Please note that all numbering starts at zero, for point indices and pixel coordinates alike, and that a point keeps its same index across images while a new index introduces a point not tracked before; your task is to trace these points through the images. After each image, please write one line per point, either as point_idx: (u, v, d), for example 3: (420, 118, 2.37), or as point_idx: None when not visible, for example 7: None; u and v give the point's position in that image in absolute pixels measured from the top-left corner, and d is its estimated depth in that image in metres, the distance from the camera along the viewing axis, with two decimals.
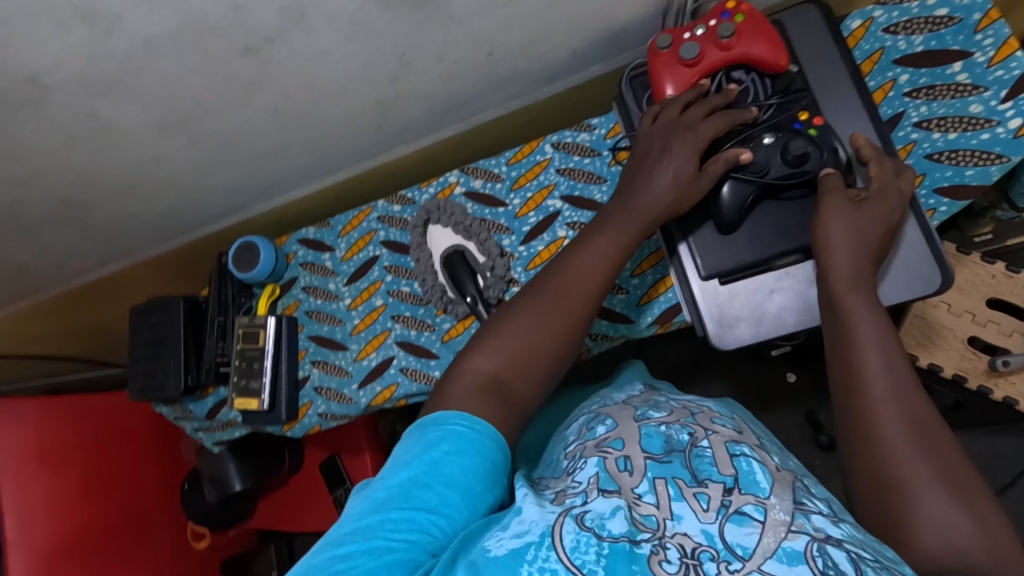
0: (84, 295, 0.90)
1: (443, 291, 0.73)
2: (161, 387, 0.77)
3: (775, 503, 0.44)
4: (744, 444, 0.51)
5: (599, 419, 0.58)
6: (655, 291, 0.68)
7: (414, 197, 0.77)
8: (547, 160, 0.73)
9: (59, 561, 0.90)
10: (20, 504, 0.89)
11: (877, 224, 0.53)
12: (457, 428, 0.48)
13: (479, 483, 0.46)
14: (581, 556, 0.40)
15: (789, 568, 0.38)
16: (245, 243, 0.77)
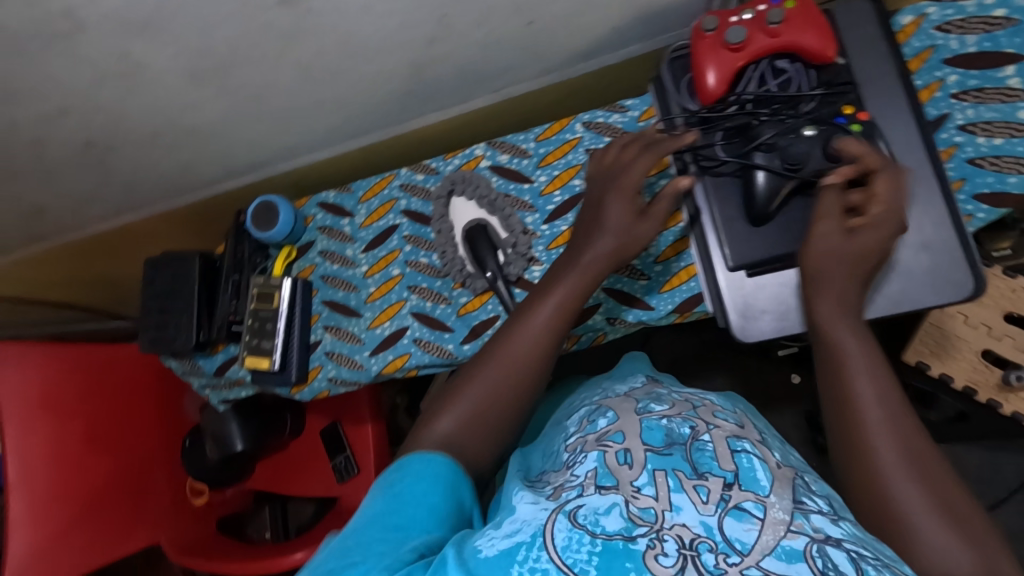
0: (97, 244, 0.90)
1: (462, 264, 0.72)
2: (172, 342, 0.76)
3: (774, 502, 0.43)
4: (744, 439, 0.50)
5: (600, 411, 0.57)
6: (679, 279, 0.67)
7: (439, 167, 0.76)
8: (576, 139, 0.72)
9: (57, 506, 0.91)
10: (22, 446, 0.89)
11: (865, 255, 0.52)
12: (416, 467, 0.52)
13: (444, 505, 0.50)
14: (573, 555, 0.41)
15: (788, 566, 0.38)
16: (263, 202, 0.76)
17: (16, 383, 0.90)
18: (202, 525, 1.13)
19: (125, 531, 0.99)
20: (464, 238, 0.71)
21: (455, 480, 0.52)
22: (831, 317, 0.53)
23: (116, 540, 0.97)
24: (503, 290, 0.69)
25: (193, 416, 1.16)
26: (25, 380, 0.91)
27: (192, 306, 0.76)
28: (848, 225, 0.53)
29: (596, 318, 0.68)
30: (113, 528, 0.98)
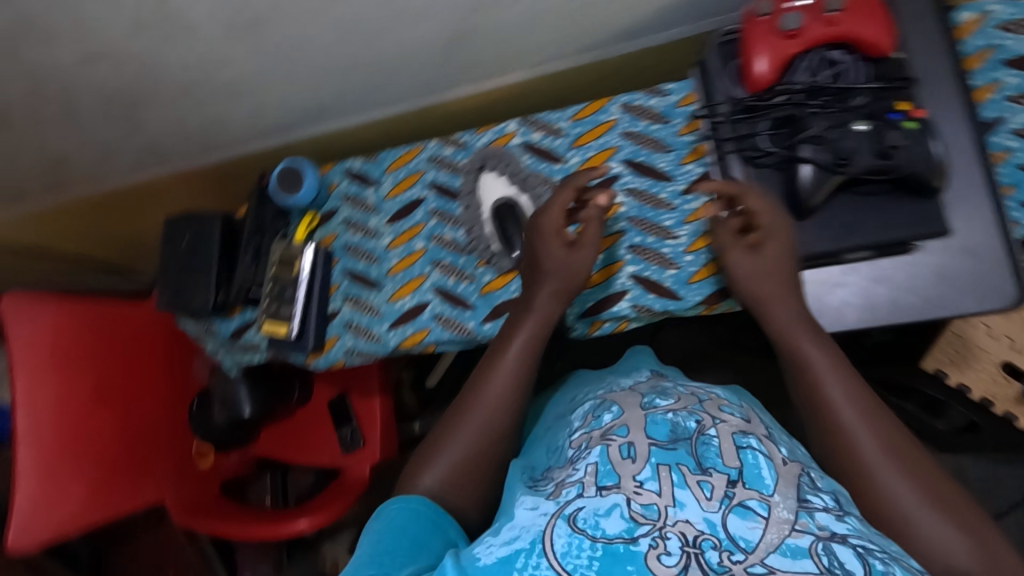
0: (115, 199, 0.88)
1: (489, 242, 0.71)
2: (190, 301, 0.76)
3: (779, 501, 0.43)
4: (751, 434, 0.49)
5: (603, 405, 0.55)
6: (709, 271, 0.65)
7: (469, 140, 0.75)
8: (612, 120, 0.70)
9: (64, 459, 0.91)
10: (34, 398, 0.88)
11: (776, 263, 0.56)
12: (393, 509, 0.53)
13: (429, 535, 0.50)
14: (573, 561, 0.41)
15: (792, 563, 0.39)
16: (288, 166, 0.75)
17: (31, 337, 0.88)
18: (207, 486, 1.15)
19: (130, 487, 1.01)
20: (491, 216, 0.71)
21: (436, 515, 0.53)
22: (793, 332, 0.55)
23: (121, 495, 0.99)
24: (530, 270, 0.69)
25: (203, 378, 1.17)
26: (38, 334, 0.89)
27: (212, 266, 0.75)
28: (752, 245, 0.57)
29: (622, 305, 0.67)
30: (118, 483, 0.99)
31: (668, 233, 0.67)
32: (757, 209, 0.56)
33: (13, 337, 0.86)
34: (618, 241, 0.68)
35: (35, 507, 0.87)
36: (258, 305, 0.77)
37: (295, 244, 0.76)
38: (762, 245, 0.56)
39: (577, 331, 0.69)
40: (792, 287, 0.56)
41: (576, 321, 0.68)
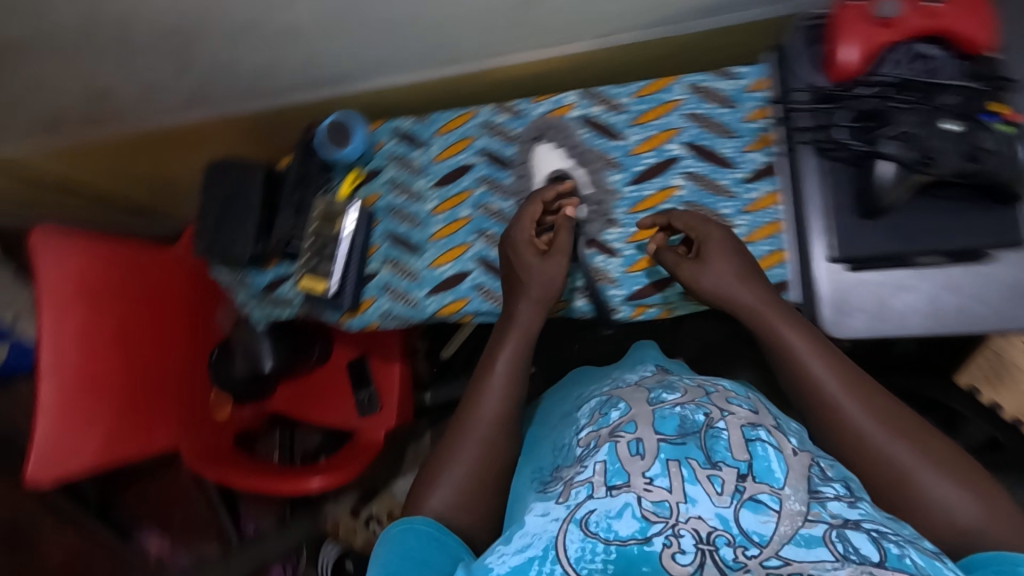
0: (154, 142, 0.87)
1: None
2: (228, 249, 0.74)
3: (790, 494, 0.43)
4: (760, 426, 0.48)
5: (611, 402, 0.54)
6: (765, 263, 0.63)
7: (524, 109, 0.72)
8: (677, 101, 0.67)
9: (82, 398, 0.90)
10: (58, 334, 0.86)
11: (724, 269, 0.59)
12: (396, 531, 0.54)
13: (433, 554, 0.51)
14: (587, 566, 0.42)
15: (807, 552, 0.40)
16: (337, 120, 0.74)
17: (59, 270, 0.87)
18: (221, 437, 1.15)
19: (147, 430, 1.01)
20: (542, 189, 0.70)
21: (438, 533, 0.53)
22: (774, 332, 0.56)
23: (137, 440, 0.99)
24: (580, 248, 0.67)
25: (227, 329, 1.17)
26: (67, 268, 0.88)
27: (254, 215, 0.74)
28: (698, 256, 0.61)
29: (669, 291, 0.66)
30: (136, 425, 0.99)
31: (725, 222, 0.65)
32: (688, 223, 0.62)
33: (41, 269, 0.85)
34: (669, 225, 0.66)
35: (56, 441, 0.87)
36: (296, 259, 0.75)
37: (338, 201, 0.74)
38: (706, 252, 0.60)
39: (620, 314, 0.68)
40: (751, 277, 0.59)
41: (619, 304, 0.67)
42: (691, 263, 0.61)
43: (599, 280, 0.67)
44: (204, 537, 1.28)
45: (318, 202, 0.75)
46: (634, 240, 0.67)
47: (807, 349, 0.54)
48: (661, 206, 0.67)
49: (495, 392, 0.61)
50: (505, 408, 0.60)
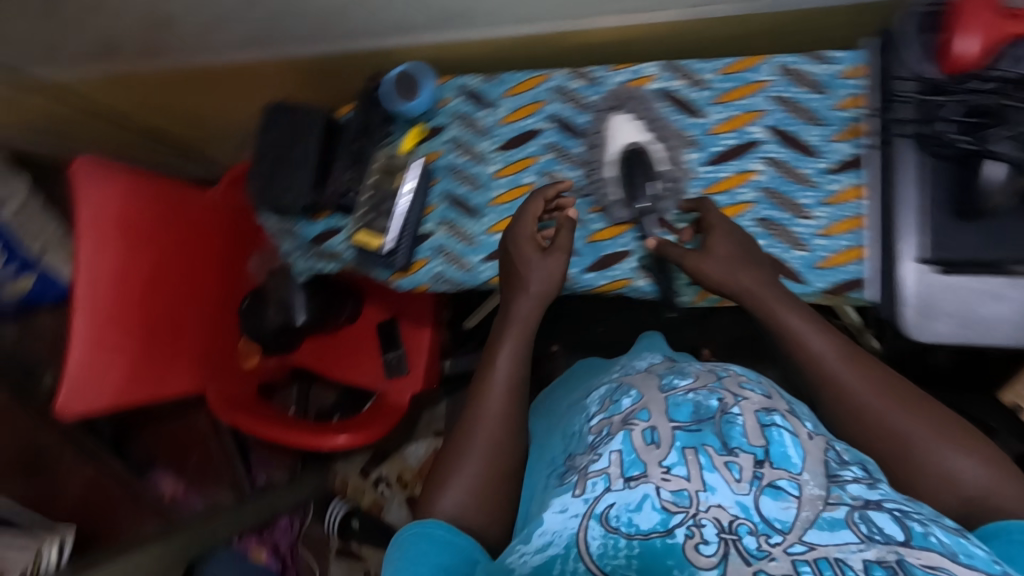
0: (207, 77, 0.85)
1: (608, 189, 0.67)
2: (282, 196, 0.72)
3: (809, 479, 0.43)
4: (775, 409, 0.47)
5: (622, 389, 0.53)
6: (842, 258, 0.61)
7: (601, 77, 0.69)
8: (765, 81, 0.65)
9: (115, 333, 0.88)
10: (96, 265, 0.84)
11: (727, 258, 0.60)
12: (410, 534, 0.53)
13: (448, 561, 0.50)
14: (611, 562, 0.42)
15: (831, 535, 0.40)
16: (405, 71, 0.71)
17: (100, 204, 0.85)
18: (243, 385, 1.15)
19: (172, 371, 1.00)
20: (616, 162, 0.66)
21: (451, 536, 0.52)
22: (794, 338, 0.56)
23: (160, 379, 0.98)
24: (652, 227, 0.66)
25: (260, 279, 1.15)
26: (107, 202, 0.86)
27: (311, 163, 0.71)
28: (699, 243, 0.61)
29: None
30: (161, 365, 0.98)
31: (804, 213, 0.63)
32: (706, 216, 0.62)
33: (83, 202, 0.83)
34: (745, 211, 0.64)
35: (87, 376, 0.85)
36: (351, 213, 0.74)
37: (399, 155, 0.74)
38: (708, 242, 0.61)
39: (682, 298, 0.67)
40: (753, 263, 0.60)
41: (683, 287, 0.67)
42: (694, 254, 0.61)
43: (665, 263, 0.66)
44: (218, 483, 1.29)
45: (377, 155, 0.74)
46: None
47: (803, 329, 0.56)
48: (736, 190, 0.65)
49: (498, 387, 0.61)
50: (510, 398, 0.60)
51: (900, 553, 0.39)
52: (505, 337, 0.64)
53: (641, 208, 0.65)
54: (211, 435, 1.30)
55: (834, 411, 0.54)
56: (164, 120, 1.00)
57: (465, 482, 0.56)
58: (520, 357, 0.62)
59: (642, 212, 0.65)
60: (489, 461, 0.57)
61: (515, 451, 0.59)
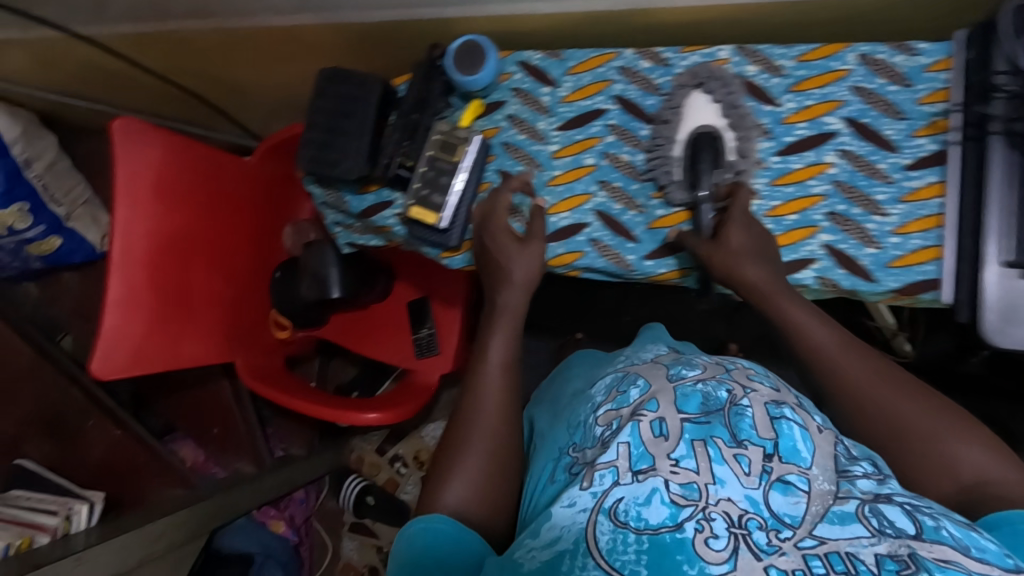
0: (255, 39, 0.83)
1: (672, 169, 0.65)
2: (335, 165, 0.70)
3: (818, 474, 0.45)
4: (785, 404, 0.50)
5: (628, 380, 0.56)
6: (916, 257, 0.60)
7: (672, 59, 0.67)
8: (845, 70, 0.62)
9: (150, 298, 0.88)
10: (130, 228, 0.84)
11: (740, 250, 0.60)
12: (415, 529, 0.52)
13: (455, 555, 0.50)
14: (621, 557, 0.41)
15: (842, 530, 0.41)
16: (468, 42, 0.68)
17: (135, 165, 0.84)
18: (272, 358, 1.13)
19: (206, 342, 0.98)
20: (686, 143, 0.64)
21: (456, 531, 0.52)
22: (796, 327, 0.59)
23: (201, 349, 0.97)
24: (705, 212, 0.62)
25: (295, 250, 1.14)
26: (142, 164, 0.85)
27: (367, 132, 0.70)
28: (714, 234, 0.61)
29: (805, 273, 0.62)
30: (195, 336, 0.96)
31: (878, 210, 0.61)
32: (736, 205, 0.61)
33: (119, 161, 0.82)
34: (815, 204, 0.62)
35: (121, 340, 0.84)
36: (403, 186, 0.72)
37: (460, 128, 0.71)
38: (723, 232, 0.61)
39: None
40: (765, 258, 0.60)
41: None
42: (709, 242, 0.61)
43: None
44: (237, 454, 1.27)
45: (432, 128, 0.72)
46: (773, 215, 0.63)
47: (805, 322, 0.59)
48: (808, 181, 0.63)
49: (492, 378, 0.64)
50: (504, 386, 0.63)
51: (911, 547, 0.40)
52: (494, 329, 0.67)
53: (700, 193, 0.62)
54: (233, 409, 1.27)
55: (848, 406, 0.56)
56: (193, 76, 0.97)
57: (470, 473, 0.57)
58: (511, 348, 0.66)
59: (700, 197, 0.62)
60: (487, 446, 0.59)
61: (513, 438, 0.61)
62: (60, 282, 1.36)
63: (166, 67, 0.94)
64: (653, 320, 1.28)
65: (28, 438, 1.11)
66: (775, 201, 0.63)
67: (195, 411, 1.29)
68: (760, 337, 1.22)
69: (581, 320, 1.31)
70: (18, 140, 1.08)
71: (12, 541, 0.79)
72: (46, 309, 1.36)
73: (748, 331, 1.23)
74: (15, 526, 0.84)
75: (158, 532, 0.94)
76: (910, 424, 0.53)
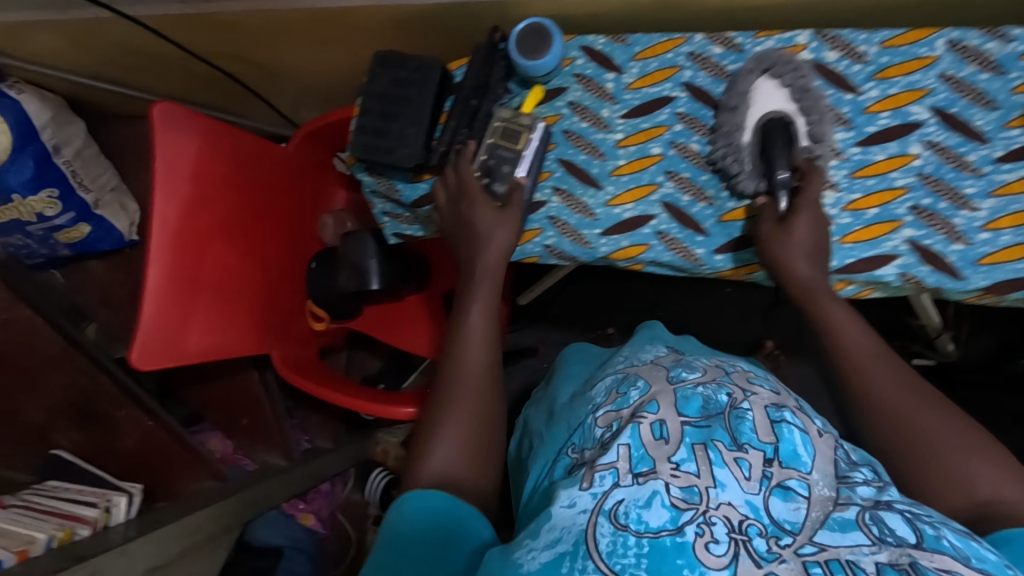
0: (301, 21, 0.80)
1: (740, 155, 0.61)
2: (391, 152, 0.68)
3: (817, 479, 0.49)
4: (785, 408, 0.54)
5: (629, 381, 0.60)
6: (1007, 255, 0.57)
7: (745, 44, 0.64)
8: (933, 57, 0.59)
9: (190, 288, 0.85)
10: (169, 216, 0.81)
11: (804, 238, 0.59)
12: (414, 502, 0.55)
13: (455, 530, 0.53)
14: (620, 561, 0.44)
15: (842, 536, 0.43)
16: (533, 25, 0.65)
17: (175, 154, 0.81)
18: (307, 348, 1.11)
19: (246, 334, 0.96)
20: (757, 127, 0.61)
21: (452, 506, 0.54)
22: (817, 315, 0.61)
23: (240, 340, 0.95)
24: (782, 199, 0.60)
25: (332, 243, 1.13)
26: (182, 152, 0.82)
27: (426, 118, 0.68)
28: (780, 218, 0.60)
29: (887, 270, 0.59)
30: (235, 329, 0.94)
31: (966, 204, 0.58)
32: (808, 191, 0.59)
33: (158, 149, 0.79)
34: (898, 197, 0.60)
35: (163, 333, 0.81)
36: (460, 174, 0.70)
37: (523, 114, 0.68)
38: (792, 219, 0.59)
39: None
40: (815, 253, 0.59)
41: None
42: (773, 228, 0.60)
43: None
44: (266, 447, 1.25)
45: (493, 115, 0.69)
46: (852, 208, 0.61)
47: (844, 322, 0.60)
48: (890, 174, 0.60)
49: (471, 350, 0.66)
50: (482, 355, 0.66)
51: (912, 556, 0.42)
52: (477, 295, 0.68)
53: (779, 177, 0.59)
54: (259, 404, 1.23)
55: (900, 410, 0.55)
56: (231, 60, 0.95)
57: (452, 442, 0.60)
58: (492, 312, 0.68)
59: (779, 183, 0.59)
60: (468, 414, 0.62)
61: (493, 410, 0.63)
62: (84, 269, 1.32)
63: (204, 51, 0.92)
64: (688, 315, 1.23)
65: (57, 427, 1.08)
66: (855, 194, 0.61)
67: (223, 402, 1.24)
68: (798, 334, 1.18)
69: (612, 314, 1.26)
70: (47, 125, 1.05)
71: (55, 534, 0.78)
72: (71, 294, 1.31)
73: (785, 328, 1.20)
74: (55, 519, 0.83)
75: (196, 525, 0.93)
76: (933, 434, 0.53)
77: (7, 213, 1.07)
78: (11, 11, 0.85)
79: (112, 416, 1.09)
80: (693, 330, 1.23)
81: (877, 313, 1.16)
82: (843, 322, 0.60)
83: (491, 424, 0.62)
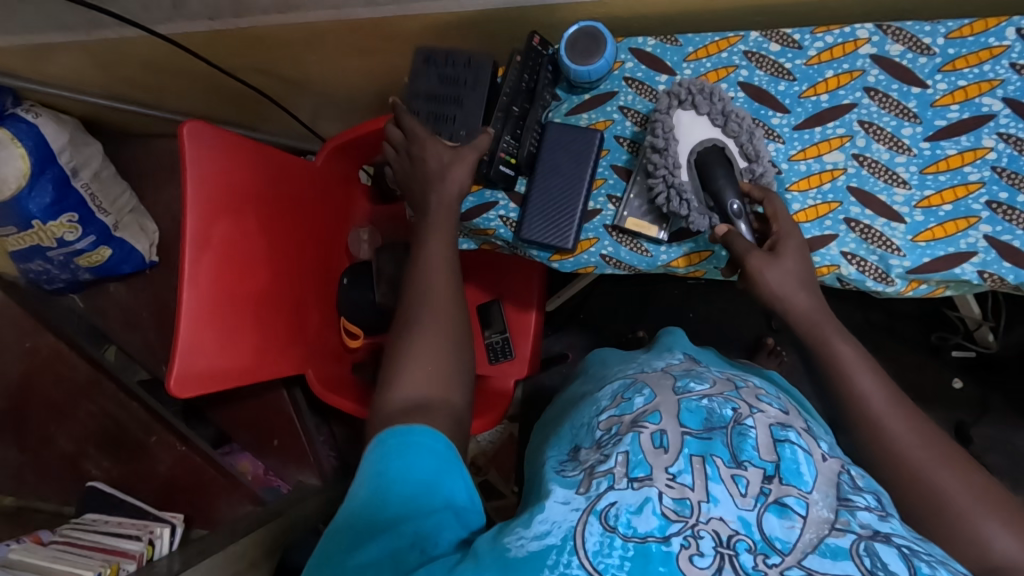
0: (335, 33, 0.78)
1: (683, 195, 0.61)
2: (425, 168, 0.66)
3: (818, 499, 0.46)
4: (790, 428, 0.52)
5: (635, 388, 0.59)
6: None
7: (803, 41, 0.62)
8: (1003, 47, 0.58)
9: (226, 311, 0.81)
10: (200, 240, 0.76)
11: (801, 262, 0.58)
12: (384, 460, 0.52)
13: (437, 473, 0.51)
14: (604, 560, 0.44)
15: (832, 564, 0.42)
16: (587, 30, 0.65)
17: (204, 175, 0.77)
18: (342, 366, 1.10)
19: (281, 358, 0.92)
20: (691, 163, 0.62)
21: (426, 439, 0.53)
22: (821, 333, 0.58)
23: (273, 364, 0.91)
24: (742, 227, 0.59)
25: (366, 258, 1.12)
26: (212, 174, 0.78)
27: (479, 115, 0.68)
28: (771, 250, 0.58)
29: (965, 268, 0.57)
30: (270, 348, 0.90)
31: None
32: (775, 211, 0.59)
33: (188, 171, 0.75)
34: (972, 192, 0.58)
35: (199, 358, 0.77)
36: (569, 190, 0.67)
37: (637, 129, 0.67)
38: (779, 247, 0.58)
39: (889, 289, 0.60)
40: (810, 283, 0.58)
41: (896, 276, 0.59)
42: (763, 254, 0.57)
43: (882, 248, 0.60)
44: (300, 466, 1.19)
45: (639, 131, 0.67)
46: (922, 207, 0.59)
47: (853, 363, 0.56)
48: (964, 168, 0.58)
49: (434, 268, 0.64)
50: (442, 283, 0.64)
51: None
52: (432, 229, 0.66)
53: (730, 208, 0.59)
54: (279, 430, 1.17)
55: (932, 437, 0.53)
56: (257, 70, 0.93)
57: (415, 368, 0.59)
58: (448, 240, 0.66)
59: (732, 213, 0.59)
60: (441, 333, 0.61)
61: (454, 334, 0.62)
62: (104, 291, 1.25)
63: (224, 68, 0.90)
64: (720, 316, 1.20)
65: (88, 455, 1.06)
66: (927, 190, 0.59)
67: (251, 426, 1.19)
68: None
69: (642, 318, 1.22)
70: (64, 148, 1.03)
71: (103, 569, 0.77)
72: (92, 317, 1.24)
73: None
74: (99, 554, 0.82)
75: (239, 552, 0.91)
76: None
77: (27, 239, 1.04)
78: (34, 33, 0.83)
79: (145, 443, 1.07)
80: (725, 331, 1.20)
81: (914, 306, 1.13)
82: (854, 364, 0.56)
83: (455, 348, 0.61)
